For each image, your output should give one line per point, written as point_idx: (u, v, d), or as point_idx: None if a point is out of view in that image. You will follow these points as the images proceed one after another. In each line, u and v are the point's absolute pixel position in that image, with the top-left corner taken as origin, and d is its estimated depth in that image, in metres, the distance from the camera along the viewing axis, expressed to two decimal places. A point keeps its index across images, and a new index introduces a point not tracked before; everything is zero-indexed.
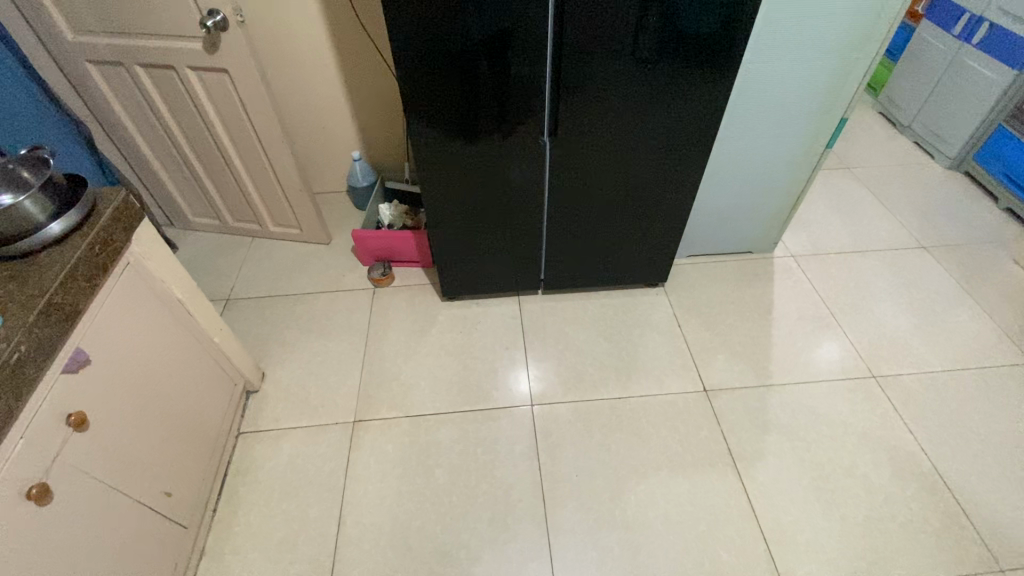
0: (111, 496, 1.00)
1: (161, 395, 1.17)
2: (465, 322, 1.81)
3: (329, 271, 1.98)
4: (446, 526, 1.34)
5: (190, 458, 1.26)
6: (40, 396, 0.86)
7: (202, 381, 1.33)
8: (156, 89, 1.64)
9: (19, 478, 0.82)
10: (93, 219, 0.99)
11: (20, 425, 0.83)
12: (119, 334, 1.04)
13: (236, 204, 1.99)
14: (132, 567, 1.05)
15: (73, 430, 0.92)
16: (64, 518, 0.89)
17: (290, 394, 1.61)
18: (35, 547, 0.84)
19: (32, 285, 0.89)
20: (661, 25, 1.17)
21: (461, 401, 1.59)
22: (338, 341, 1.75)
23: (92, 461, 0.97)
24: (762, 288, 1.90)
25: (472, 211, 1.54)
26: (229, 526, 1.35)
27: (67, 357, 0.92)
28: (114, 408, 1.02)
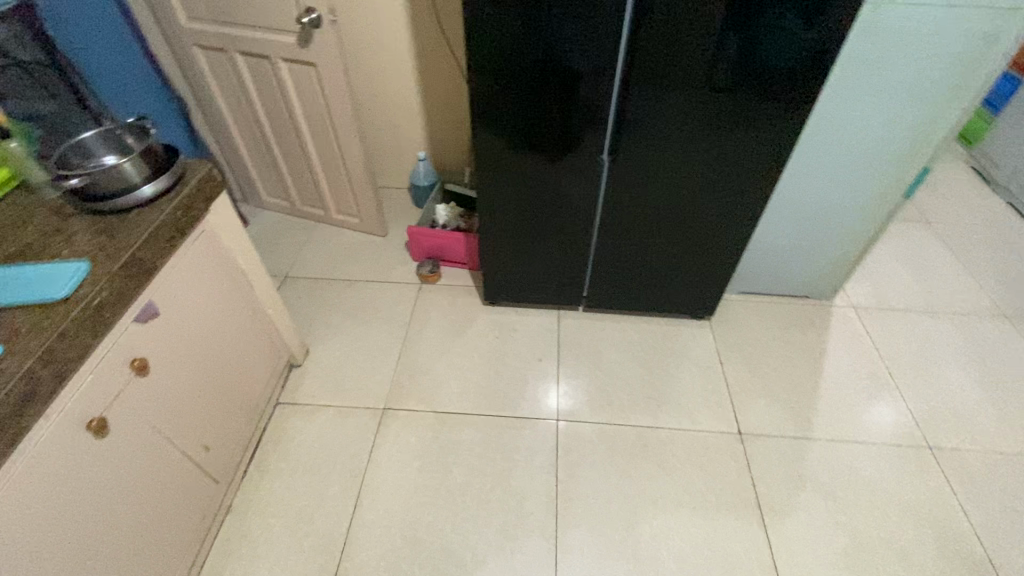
0: (158, 440, 1.08)
1: (214, 356, 1.25)
2: (503, 329, 1.83)
3: (380, 262, 2.06)
4: (456, 525, 1.35)
5: (230, 418, 1.34)
6: (111, 339, 0.95)
7: (252, 348, 1.41)
8: (249, 75, 1.78)
9: (82, 409, 0.90)
10: (180, 187, 1.09)
11: (92, 362, 0.92)
12: (185, 294, 1.13)
13: (305, 188, 2.11)
14: (165, 510, 1.12)
15: (134, 374, 1.00)
16: (114, 453, 0.97)
17: (329, 373, 1.69)
18: (86, 475, 0.92)
19: (121, 239, 0.98)
20: (737, 55, 1.16)
21: (489, 405, 1.60)
22: (379, 330, 1.81)
23: (145, 406, 1.05)
24: (815, 336, 1.81)
25: (525, 221, 1.57)
26: (256, 489, 1.42)
27: (138, 308, 1.01)
28: (171, 360, 1.11)
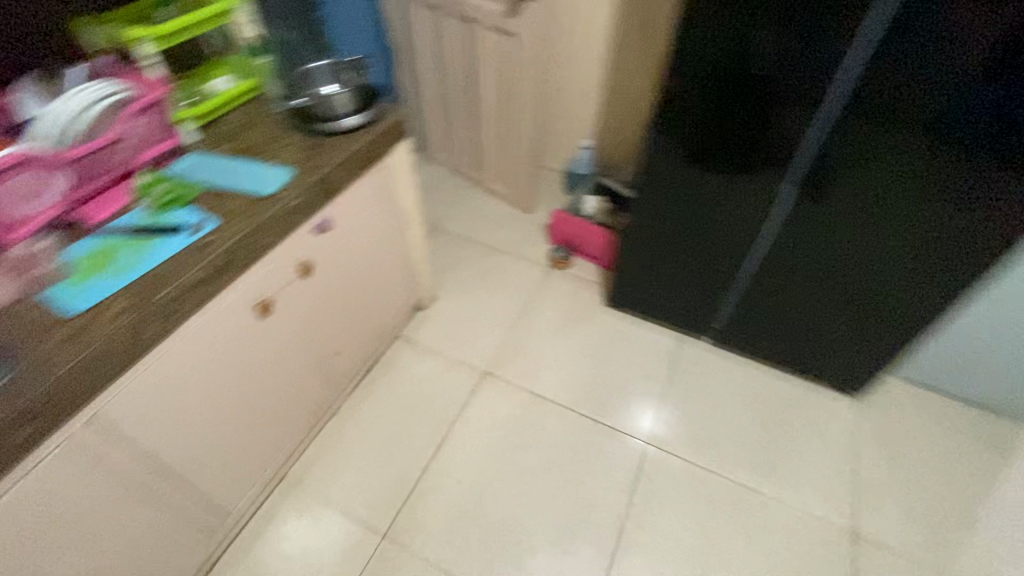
0: (302, 335, 1.25)
1: (361, 279, 1.40)
2: (617, 335, 1.78)
3: (518, 237, 2.12)
4: (520, 505, 1.38)
5: (358, 337, 1.49)
6: (292, 240, 1.11)
7: (391, 282, 1.55)
8: (453, 37, 1.91)
9: (257, 290, 1.07)
10: (374, 125, 1.23)
11: (274, 255, 1.08)
12: (354, 219, 1.28)
13: (470, 151, 2.24)
14: (291, 395, 1.30)
15: (299, 274, 1.17)
16: (269, 334, 1.15)
17: (445, 325, 1.80)
18: (246, 343, 1.09)
19: (320, 158, 1.14)
20: (996, 103, 0.96)
21: (582, 403, 1.59)
22: (500, 299, 1.88)
23: (301, 303, 1.21)
24: (987, 459, 1.49)
25: (676, 234, 1.49)
26: (359, 405, 1.58)
27: (317, 220, 1.16)
28: (329, 271, 1.26)
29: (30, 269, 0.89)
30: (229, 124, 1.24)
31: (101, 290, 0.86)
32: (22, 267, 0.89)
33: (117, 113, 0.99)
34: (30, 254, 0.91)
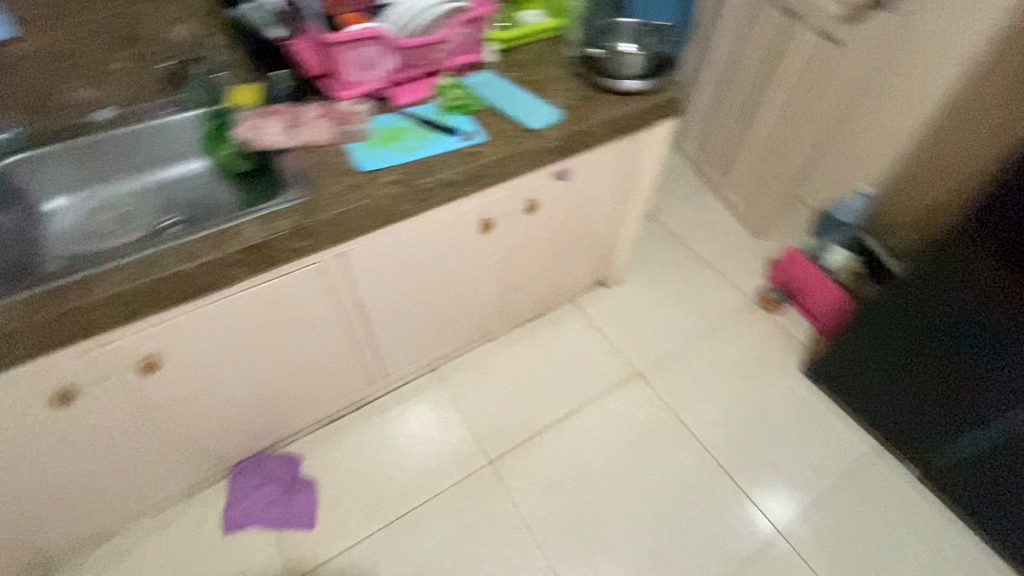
0: (503, 262, 1.35)
1: (569, 234, 1.43)
2: (797, 407, 1.56)
3: (732, 257, 1.94)
4: (618, 511, 1.36)
5: (542, 285, 1.55)
6: (534, 177, 1.18)
7: (592, 248, 1.57)
8: (766, 28, 1.74)
9: (490, 208, 1.17)
10: (650, 96, 1.23)
11: (515, 184, 1.16)
12: (591, 178, 1.30)
13: (722, 151, 2.07)
14: (470, 308, 1.42)
15: (526, 208, 1.24)
16: (481, 249, 1.25)
17: (619, 309, 1.77)
18: (462, 250, 1.21)
19: (589, 111, 1.17)
20: None
21: (725, 453, 1.46)
22: (684, 310, 1.77)
23: (515, 235, 1.29)
24: None
25: (936, 337, 1.21)
26: (514, 343, 1.66)
27: (561, 166, 1.21)
28: (549, 216, 1.32)
29: (353, 124, 1.05)
30: (524, 54, 1.33)
31: (388, 160, 1.01)
32: (348, 120, 1.06)
33: (452, 18, 1.12)
34: (356, 112, 1.07)
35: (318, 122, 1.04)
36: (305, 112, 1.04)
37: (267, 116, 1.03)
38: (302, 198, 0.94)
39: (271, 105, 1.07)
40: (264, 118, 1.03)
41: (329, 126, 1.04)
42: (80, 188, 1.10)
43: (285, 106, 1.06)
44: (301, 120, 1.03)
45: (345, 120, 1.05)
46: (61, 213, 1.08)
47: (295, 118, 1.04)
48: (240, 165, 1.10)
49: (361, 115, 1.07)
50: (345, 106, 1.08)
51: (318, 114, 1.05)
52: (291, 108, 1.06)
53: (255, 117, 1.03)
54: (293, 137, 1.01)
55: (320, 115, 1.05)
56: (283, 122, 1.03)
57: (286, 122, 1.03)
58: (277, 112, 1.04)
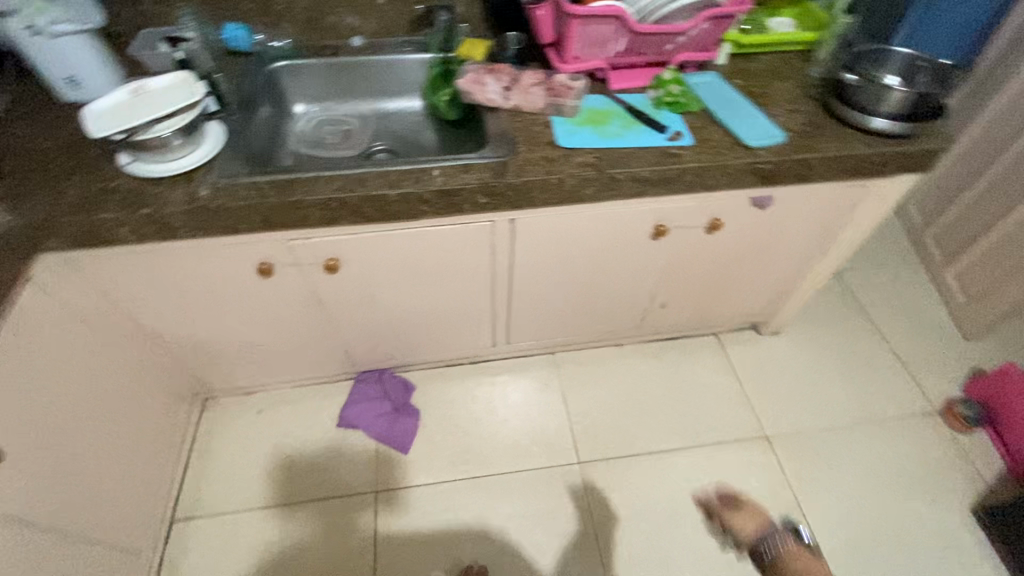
0: (662, 274, 1.28)
1: (743, 267, 1.31)
2: (954, 549, 1.29)
3: (925, 350, 1.63)
4: (698, 568, 1.27)
5: (691, 309, 1.46)
6: (729, 197, 1.09)
7: (759, 289, 1.42)
8: None
9: (670, 216, 1.11)
10: (899, 142, 1.05)
11: (706, 199, 1.08)
12: (791, 214, 1.16)
13: (955, 227, 1.72)
14: (610, 308, 1.39)
15: (707, 227, 1.15)
16: (645, 255, 1.20)
17: (765, 362, 1.60)
18: (626, 249, 1.18)
19: (818, 142, 1.04)
20: None
21: (842, 562, 1.27)
22: (843, 389, 1.54)
23: (685, 251, 1.22)
24: None
25: None
26: (639, 357, 1.60)
27: (763, 194, 1.09)
28: (729, 242, 1.21)
29: (566, 96, 1.04)
30: (758, 64, 1.21)
31: (586, 141, 1.00)
32: (562, 90, 1.05)
33: (697, 10, 1.04)
34: (572, 85, 1.06)
35: (534, 87, 1.05)
36: (524, 75, 1.06)
37: (489, 71, 1.07)
38: (498, 158, 0.97)
39: (497, 63, 1.11)
40: (485, 74, 1.07)
41: (542, 93, 1.05)
42: (320, 99, 1.26)
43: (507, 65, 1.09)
44: (518, 82, 1.05)
45: (559, 89, 1.05)
46: (300, 117, 1.25)
47: (513, 79, 1.06)
48: (449, 111, 1.19)
49: (576, 89, 1.05)
50: (563, 78, 1.07)
51: (535, 79, 1.06)
52: (512, 69, 1.09)
53: (478, 70, 1.08)
54: (508, 97, 1.05)
55: (537, 81, 1.06)
56: (502, 80, 1.06)
57: (504, 81, 1.06)
58: (499, 69, 1.07)
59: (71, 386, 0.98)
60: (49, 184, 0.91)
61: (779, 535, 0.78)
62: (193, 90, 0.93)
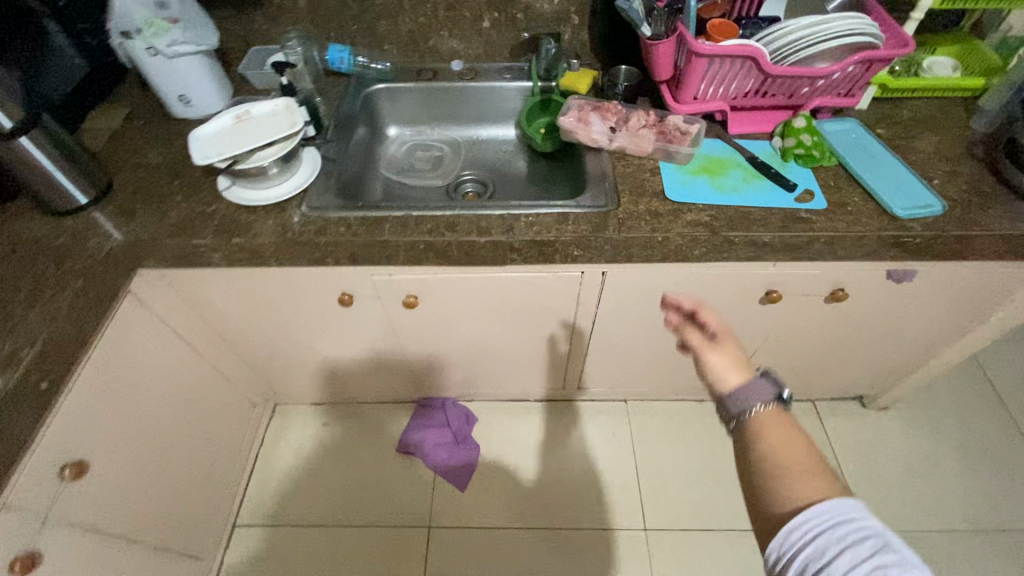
0: (764, 339, 1.14)
1: (860, 339, 1.15)
2: None
3: None
4: None
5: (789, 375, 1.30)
6: (861, 268, 0.94)
7: (874, 363, 1.24)
8: None
9: (786, 283, 0.98)
10: None
11: (833, 269, 0.94)
12: (933, 291, 1.00)
13: None
14: (697, 365, 1.27)
15: (827, 297, 1.01)
16: (748, 319, 1.07)
17: (870, 441, 1.41)
18: (728, 312, 1.06)
19: (985, 216, 0.87)
20: None
21: None
22: (966, 485, 1.33)
23: (795, 319, 1.08)
24: None
25: None
26: (721, 417, 1.46)
27: (904, 268, 0.94)
28: (849, 315, 1.06)
29: (680, 141, 0.94)
30: (906, 112, 1.05)
31: (700, 195, 0.90)
32: (675, 134, 0.95)
33: (845, 53, 0.90)
34: (687, 129, 0.95)
35: (643, 128, 0.96)
36: (634, 114, 0.97)
37: (595, 108, 0.99)
38: (599, 209, 0.89)
39: (604, 100, 1.03)
40: (591, 109, 0.99)
41: (652, 135, 0.95)
42: (413, 125, 1.24)
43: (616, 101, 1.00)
44: (627, 121, 0.97)
45: (672, 133, 0.95)
46: (392, 142, 1.23)
47: (621, 118, 0.98)
48: (544, 144, 1.11)
49: (691, 134, 0.95)
50: (677, 120, 0.97)
51: (646, 119, 0.97)
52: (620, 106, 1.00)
53: (583, 106, 1.00)
54: (613, 140, 0.96)
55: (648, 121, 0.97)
56: (609, 118, 0.98)
57: (611, 119, 0.97)
58: (606, 106, 0.99)
59: (154, 397, 0.99)
60: (154, 203, 0.92)
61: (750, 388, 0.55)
62: (292, 121, 0.91)
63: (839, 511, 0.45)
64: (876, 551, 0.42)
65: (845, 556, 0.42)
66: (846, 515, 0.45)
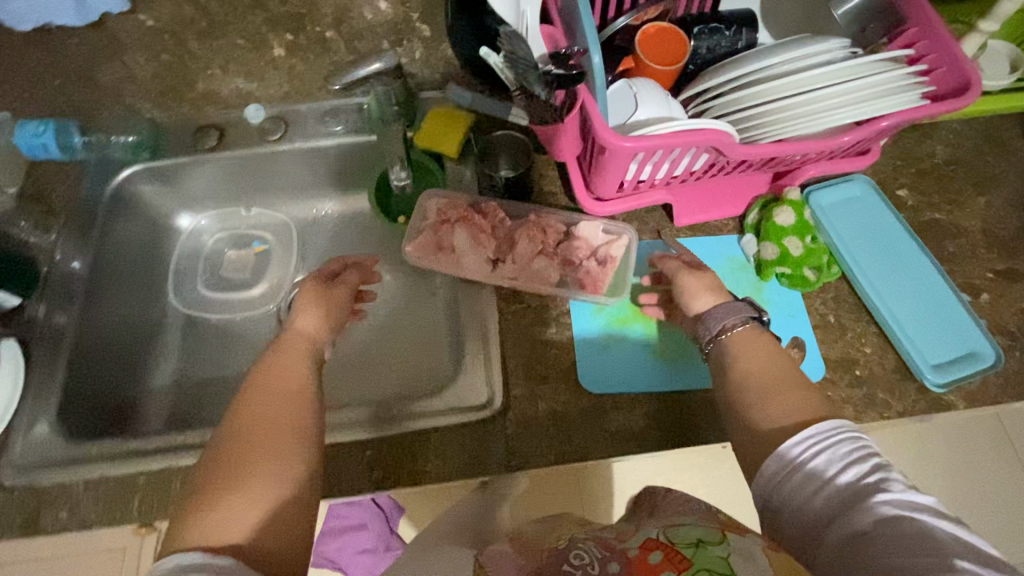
0: None
1: None
2: None
3: None
4: None
5: None
6: None
7: None
8: None
9: None
10: None
11: None
12: None
13: None
14: None
15: None
16: None
17: None
18: None
19: None
20: None
21: None
22: None
23: None
24: None
25: None
26: None
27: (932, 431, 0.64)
28: None
29: (598, 277, 0.60)
30: (941, 150, 0.69)
31: (627, 370, 0.58)
32: (590, 263, 0.61)
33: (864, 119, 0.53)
34: (608, 251, 0.61)
35: (539, 257, 0.61)
36: (521, 233, 0.61)
37: (462, 222, 0.62)
38: (477, 416, 0.57)
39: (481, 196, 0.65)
40: (456, 226, 0.62)
41: (554, 269, 0.61)
42: (214, 206, 0.82)
43: (494, 205, 0.63)
44: (513, 247, 0.61)
45: (584, 262, 0.61)
46: (188, 238, 0.82)
47: (504, 239, 0.62)
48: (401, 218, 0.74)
49: (614, 259, 0.61)
50: (590, 232, 0.62)
51: (541, 239, 0.61)
52: (501, 213, 0.64)
53: (446, 218, 0.63)
54: (498, 274, 0.61)
55: (545, 241, 0.61)
56: (485, 244, 0.62)
57: (489, 246, 0.62)
58: (479, 218, 0.62)
59: None
60: None
61: (720, 311, 0.54)
62: None
63: (837, 433, 0.41)
64: (875, 470, 0.38)
65: (851, 471, 0.39)
66: (841, 437, 0.41)
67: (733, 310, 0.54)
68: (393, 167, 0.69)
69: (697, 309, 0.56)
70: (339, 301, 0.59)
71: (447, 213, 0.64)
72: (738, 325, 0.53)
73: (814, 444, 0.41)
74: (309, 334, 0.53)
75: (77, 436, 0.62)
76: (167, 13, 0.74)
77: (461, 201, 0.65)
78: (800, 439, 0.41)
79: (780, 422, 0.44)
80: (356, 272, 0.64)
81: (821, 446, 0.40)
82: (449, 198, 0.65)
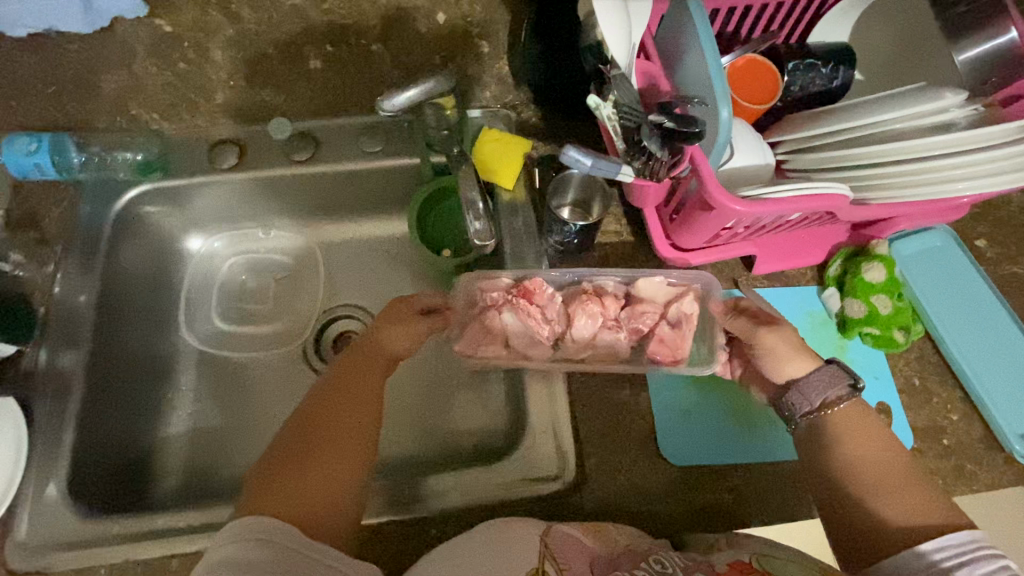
0: None
1: None
2: None
3: None
4: None
5: None
6: None
7: None
8: None
9: None
10: None
11: None
12: None
13: None
14: None
15: None
16: None
17: None
18: None
19: None
20: None
21: None
22: None
23: None
24: None
25: None
26: None
27: None
28: None
29: (676, 345, 0.54)
30: (1018, 196, 0.66)
31: (709, 441, 0.54)
32: (661, 328, 0.55)
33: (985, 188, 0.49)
34: (680, 309, 0.55)
35: (602, 332, 0.55)
36: (578, 309, 0.55)
37: (510, 308, 0.55)
38: (549, 487, 0.52)
39: (523, 280, 0.56)
40: (504, 311, 0.55)
41: (621, 342, 0.56)
42: (228, 227, 0.72)
43: (538, 279, 0.56)
44: (570, 326, 0.55)
45: (656, 329, 0.55)
46: (199, 263, 0.73)
47: (559, 318, 0.56)
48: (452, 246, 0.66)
49: (688, 318, 0.54)
50: (652, 290, 0.56)
51: (600, 311, 0.55)
52: (547, 286, 0.56)
53: (491, 301, 0.56)
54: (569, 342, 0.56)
55: (605, 313, 0.55)
56: (538, 329, 0.55)
57: (541, 329, 0.55)
58: (525, 301, 0.54)
59: None
60: None
61: (821, 381, 0.49)
62: None
63: (976, 549, 0.39)
64: None
65: None
66: (979, 553, 0.39)
67: (834, 381, 0.49)
68: (466, 214, 0.58)
69: (787, 376, 0.51)
70: (414, 329, 0.53)
71: (490, 295, 0.56)
72: (841, 400, 0.48)
73: (957, 557, 0.39)
74: (385, 351, 0.52)
75: (95, 507, 0.56)
76: (189, 19, 0.64)
77: (500, 278, 0.57)
78: (938, 549, 0.40)
79: (898, 516, 0.43)
80: (436, 319, 0.54)
81: (967, 560, 0.39)
82: (491, 279, 0.57)
